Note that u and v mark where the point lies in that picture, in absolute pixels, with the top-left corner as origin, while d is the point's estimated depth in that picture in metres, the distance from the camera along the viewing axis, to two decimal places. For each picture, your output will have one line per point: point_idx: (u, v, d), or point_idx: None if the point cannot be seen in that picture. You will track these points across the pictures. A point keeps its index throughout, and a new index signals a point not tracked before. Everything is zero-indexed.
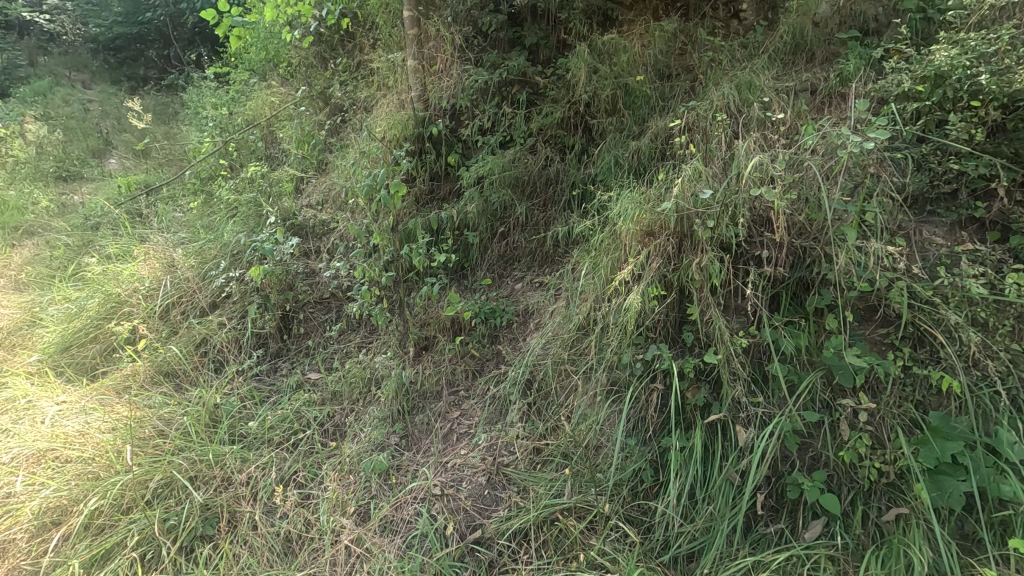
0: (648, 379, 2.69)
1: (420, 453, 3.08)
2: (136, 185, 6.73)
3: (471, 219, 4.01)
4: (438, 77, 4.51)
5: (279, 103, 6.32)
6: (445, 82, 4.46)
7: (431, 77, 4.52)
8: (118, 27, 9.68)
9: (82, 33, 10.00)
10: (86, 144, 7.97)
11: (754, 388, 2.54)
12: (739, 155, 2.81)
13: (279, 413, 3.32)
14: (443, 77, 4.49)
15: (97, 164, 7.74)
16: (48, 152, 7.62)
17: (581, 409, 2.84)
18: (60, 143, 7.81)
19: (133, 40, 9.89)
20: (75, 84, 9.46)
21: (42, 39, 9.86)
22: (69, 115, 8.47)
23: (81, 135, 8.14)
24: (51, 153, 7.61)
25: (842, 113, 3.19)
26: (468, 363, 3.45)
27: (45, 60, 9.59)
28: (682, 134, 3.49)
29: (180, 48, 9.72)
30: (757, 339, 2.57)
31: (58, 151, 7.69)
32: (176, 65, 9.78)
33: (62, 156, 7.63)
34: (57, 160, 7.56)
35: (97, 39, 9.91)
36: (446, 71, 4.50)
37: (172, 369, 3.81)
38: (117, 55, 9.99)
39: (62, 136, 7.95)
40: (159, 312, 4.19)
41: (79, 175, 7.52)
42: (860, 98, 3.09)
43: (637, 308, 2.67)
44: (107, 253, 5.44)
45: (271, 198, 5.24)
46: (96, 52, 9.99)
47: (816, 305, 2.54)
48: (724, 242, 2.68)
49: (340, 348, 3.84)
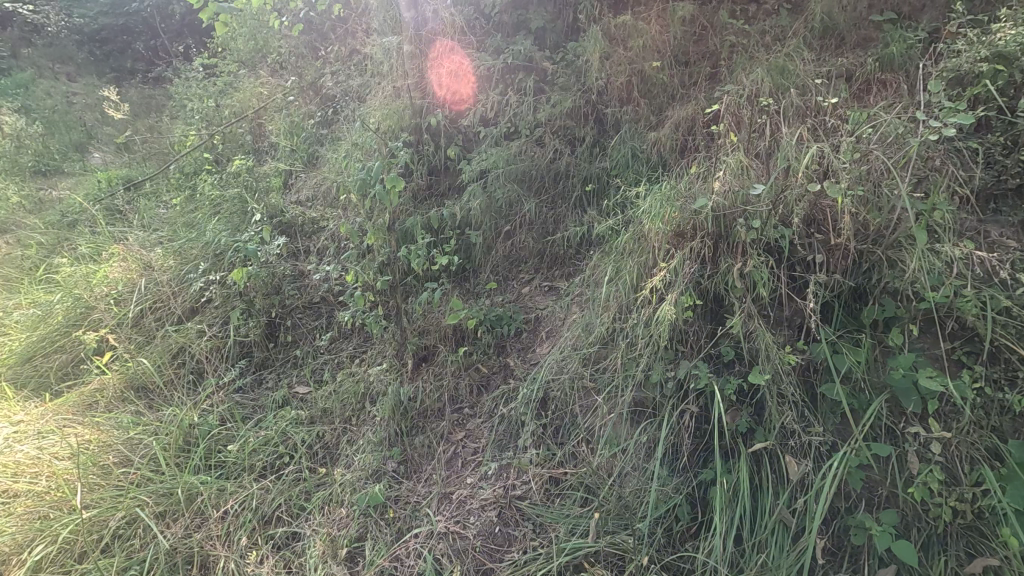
0: (683, 401, 2.37)
1: (421, 482, 2.75)
2: (116, 180, 6.34)
3: (474, 216, 3.68)
4: (454, 66, 4.10)
5: (268, 95, 5.99)
6: (460, 76, 4.08)
7: (447, 65, 4.12)
8: (105, 19, 9.36)
9: (67, 24, 9.30)
10: (67, 138, 7.57)
11: (806, 412, 2.22)
12: (784, 147, 2.49)
13: (263, 434, 2.98)
14: (459, 68, 4.09)
15: (77, 158, 7.35)
16: (25, 145, 7.20)
17: (605, 433, 2.52)
18: (39, 136, 7.40)
19: (120, 31, 9.48)
20: (58, 75, 8.95)
21: (24, 31, 9.04)
22: (50, 107, 7.98)
23: (63, 129, 7.72)
24: (28, 146, 7.19)
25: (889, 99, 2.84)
26: (473, 378, 3.13)
27: (29, 52, 8.86)
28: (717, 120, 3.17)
29: (168, 39, 9.36)
30: (807, 355, 2.27)
31: (36, 144, 7.27)
32: (164, 56, 9.39)
33: (41, 149, 7.23)
34: (34, 154, 7.15)
35: (81, 29, 9.29)
36: (459, 58, 4.13)
37: (145, 383, 3.45)
38: (103, 46, 9.42)
39: (42, 129, 7.51)
40: (132, 319, 3.82)
41: (59, 170, 7.13)
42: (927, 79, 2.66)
43: (670, 320, 2.34)
44: (80, 253, 5.03)
45: (257, 194, 4.88)
46: (82, 44, 9.32)
47: (874, 317, 2.22)
48: (769, 244, 2.37)
49: (330, 359, 3.52)
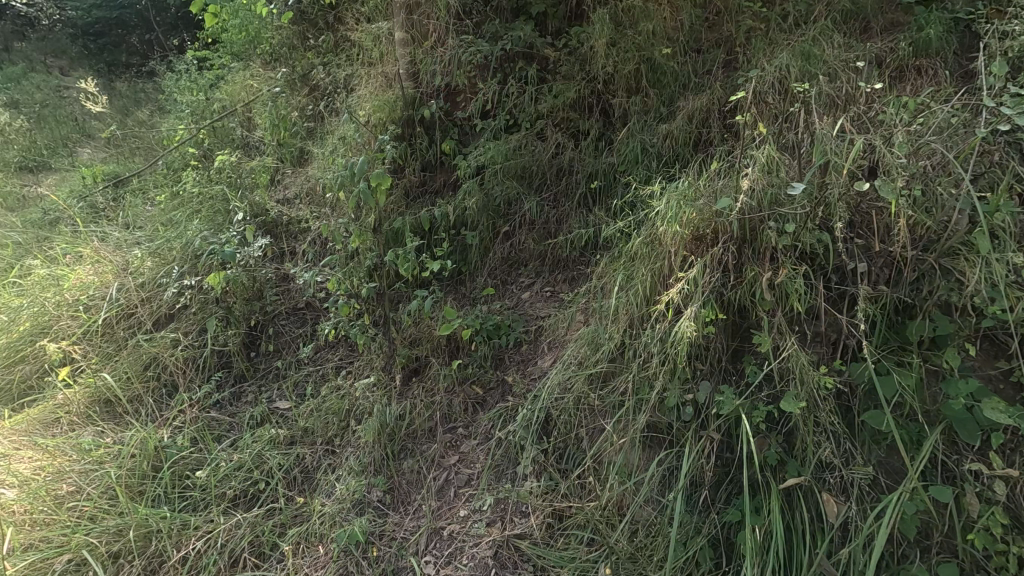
0: (704, 429, 2.11)
1: (409, 515, 2.49)
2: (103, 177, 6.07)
3: (469, 217, 3.40)
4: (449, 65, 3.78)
5: (258, 86, 5.71)
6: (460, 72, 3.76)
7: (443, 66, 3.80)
8: (99, 10, 8.64)
9: (60, 17, 8.76)
10: (54, 132, 7.28)
11: (846, 443, 1.95)
12: (820, 139, 2.20)
13: (236, 458, 2.72)
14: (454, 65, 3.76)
15: (65, 153, 7.07)
16: (11, 140, 6.92)
17: (614, 462, 2.26)
18: (26, 131, 7.11)
19: (113, 24, 8.76)
20: (51, 69, 8.66)
21: (18, 24, 8.90)
22: (39, 101, 7.71)
23: (52, 123, 7.43)
24: (14, 141, 6.91)
25: (921, 88, 2.58)
26: (469, 394, 2.87)
27: (21, 46, 8.82)
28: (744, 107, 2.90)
29: (162, 33, 8.66)
30: (846, 377, 1.98)
31: (21, 138, 6.98)
32: (159, 51, 8.74)
33: (28, 145, 6.94)
34: (20, 150, 6.86)
35: (74, 22, 8.73)
36: (457, 58, 3.74)
37: (111, 400, 3.17)
38: (98, 40, 8.88)
39: (30, 124, 7.24)
40: (102, 326, 3.54)
41: (45, 166, 6.85)
42: (985, 60, 2.30)
43: (690, 336, 2.07)
44: (56, 253, 4.74)
45: (241, 192, 4.60)
46: (76, 37, 8.82)
47: (924, 334, 1.93)
48: (803, 251, 2.09)
49: (315, 371, 3.26)
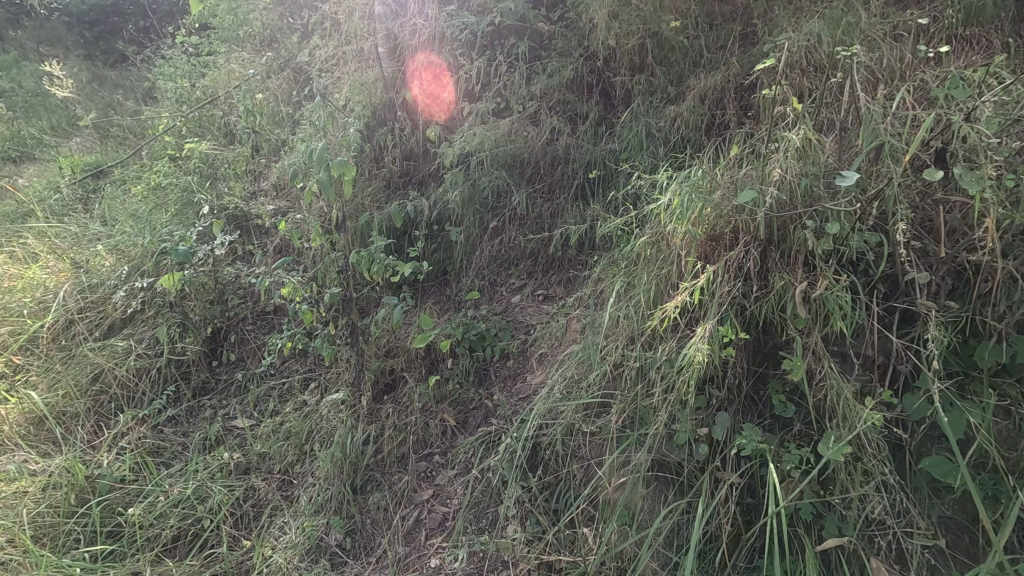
0: (721, 472, 1.73)
1: (371, 565, 2.17)
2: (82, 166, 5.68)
3: (453, 211, 3.02)
4: (421, 72, 3.37)
5: (241, 71, 5.31)
6: (435, 78, 3.36)
7: (417, 75, 3.36)
8: None
9: (59, 6, 8.25)
10: (40, 121, 6.91)
11: (899, 496, 1.57)
12: (867, 118, 1.80)
13: (175, 492, 2.43)
14: (426, 72, 3.37)
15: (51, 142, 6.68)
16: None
17: (613, 508, 1.88)
18: (11, 119, 6.74)
19: (110, 11, 8.21)
20: (39, 53, 8.05)
21: (12, 12, 8.29)
22: (23, 87, 7.31)
23: (39, 110, 7.04)
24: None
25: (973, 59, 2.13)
26: (447, 416, 2.49)
27: (14, 34, 8.15)
28: (767, 82, 2.48)
29: (158, 21, 7.87)
30: (898, 413, 1.60)
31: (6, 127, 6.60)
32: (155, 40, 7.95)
33: (12, 133, 6.56)
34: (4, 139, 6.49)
35: (70, 10, 8.21)
36: (443, 44, 3.38)
37: (44, 419, 2.82)
38: (92, 28, 8.23)
39: (18, 113, 6.89)
40: (46, 334, 3.18)
41: (30, 157, 6.48)
42: None
43: (704, 362, 1.68)
44: (18, 249, 4.38)
45: (214, 183, 4.20)
46: (71, 27, 8.23)
47: (1001, 362, 1.53)
48: (845, 255, 1.70)
49: (278, 384, 2.86)
